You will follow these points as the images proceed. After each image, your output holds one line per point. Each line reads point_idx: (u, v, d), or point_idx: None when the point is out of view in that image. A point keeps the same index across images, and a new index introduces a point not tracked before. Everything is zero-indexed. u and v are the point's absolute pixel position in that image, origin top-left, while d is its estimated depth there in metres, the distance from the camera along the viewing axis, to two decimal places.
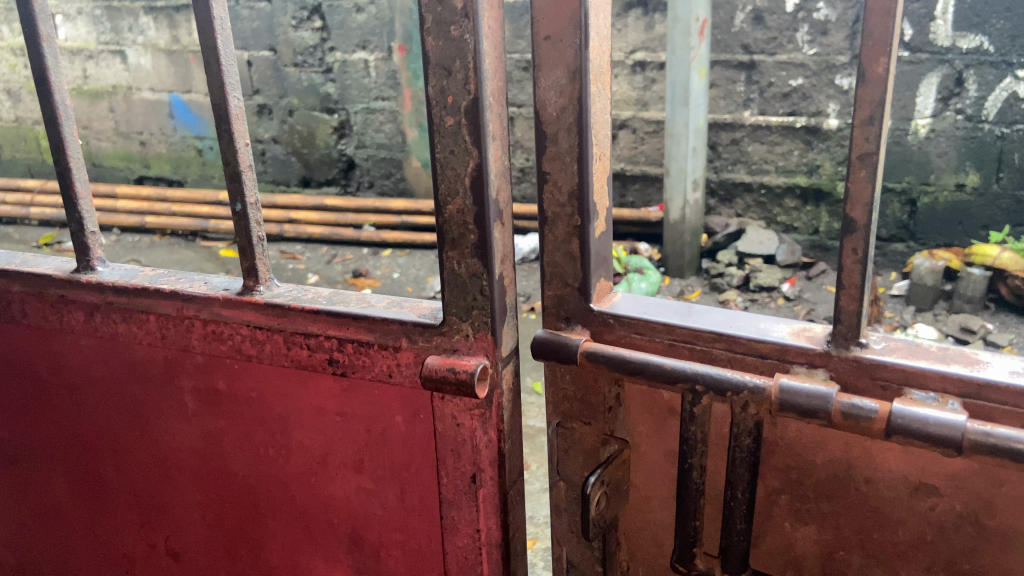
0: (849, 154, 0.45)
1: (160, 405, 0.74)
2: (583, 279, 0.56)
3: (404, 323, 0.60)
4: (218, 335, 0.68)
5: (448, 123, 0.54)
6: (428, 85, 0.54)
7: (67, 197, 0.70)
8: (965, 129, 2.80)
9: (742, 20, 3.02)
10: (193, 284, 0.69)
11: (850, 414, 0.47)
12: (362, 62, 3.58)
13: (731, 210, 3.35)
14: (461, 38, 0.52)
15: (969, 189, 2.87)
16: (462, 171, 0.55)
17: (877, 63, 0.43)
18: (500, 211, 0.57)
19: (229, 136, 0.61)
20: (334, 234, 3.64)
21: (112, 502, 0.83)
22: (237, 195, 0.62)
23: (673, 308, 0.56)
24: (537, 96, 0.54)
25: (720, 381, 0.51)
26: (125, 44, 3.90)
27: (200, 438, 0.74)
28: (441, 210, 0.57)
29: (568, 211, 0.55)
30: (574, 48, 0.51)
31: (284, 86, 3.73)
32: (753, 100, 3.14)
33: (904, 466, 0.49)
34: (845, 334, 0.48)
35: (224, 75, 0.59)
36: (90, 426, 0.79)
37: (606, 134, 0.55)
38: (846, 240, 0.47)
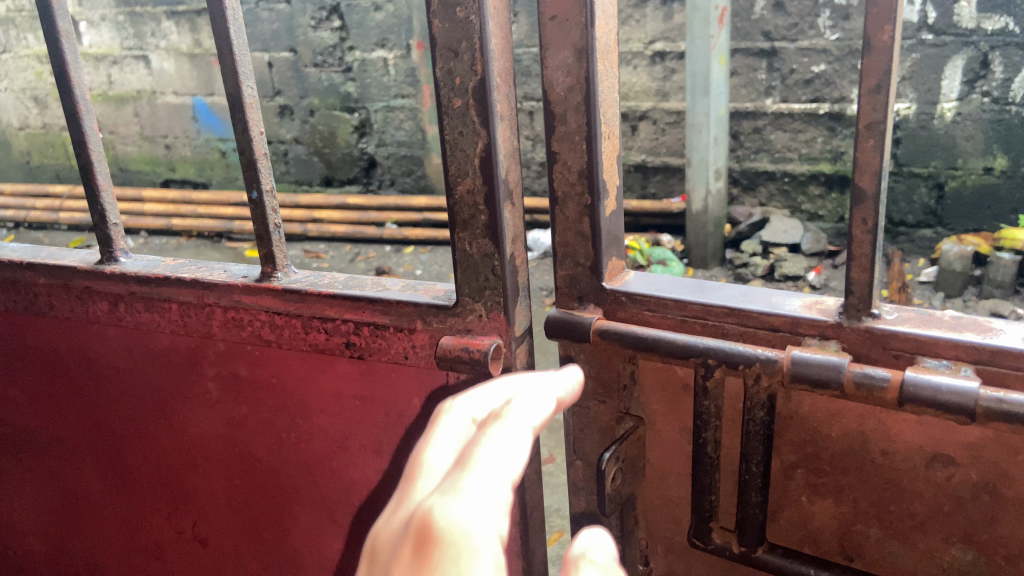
0: (856, 125, 0.45)
1: (185, 392, 0.76)
2: (595, 258, 0.56)
3: (418, 305, 0.61)
4: (238, 322, 0.69)
5: (456, 105, 0.55)
6: (435, 67, 0.55)
7: (89, 191, 0.71)
8: (992, 111, 2.76)
9: (762, 7, 3.02)
10: (213, 272, 0.70)
11: (861, 383, 0.46)
12: (381, 60, 3.61)
13: (755, 199, 3.35)
14: (467, 19, 0.52)
15: (998, 172, 2.82)
16: (471, 151, 0.55)
17: (882, 30, 0.43)
18: (510, 191, 0.57)
19: (243, 125, 0.62)
20: (356, 232, 3.67)
21: (139, 488, 0.85)
22: (253, 183, 0.63)
23: (684, 285, 0.56)
24: (546, 77, 0.54)
25: (732, 354, 0.51)
26: (148, 49, 3.96)
27: (224, 425, 0.75)
28: (451, 191, 0.57)
29: (577, 190, 0.55)
30: (580, 27, 0.52)
31: (304, 86, 3.77)
32: (774, 88, 3.13)
33: (919, 437, 0.49)
34: (857, 305, 0.48)
35: (237, 65, 0.60)
36: (116, 415, 0.81)
37: (614, 113, 0.55)
38: (856, 209, 0.47)
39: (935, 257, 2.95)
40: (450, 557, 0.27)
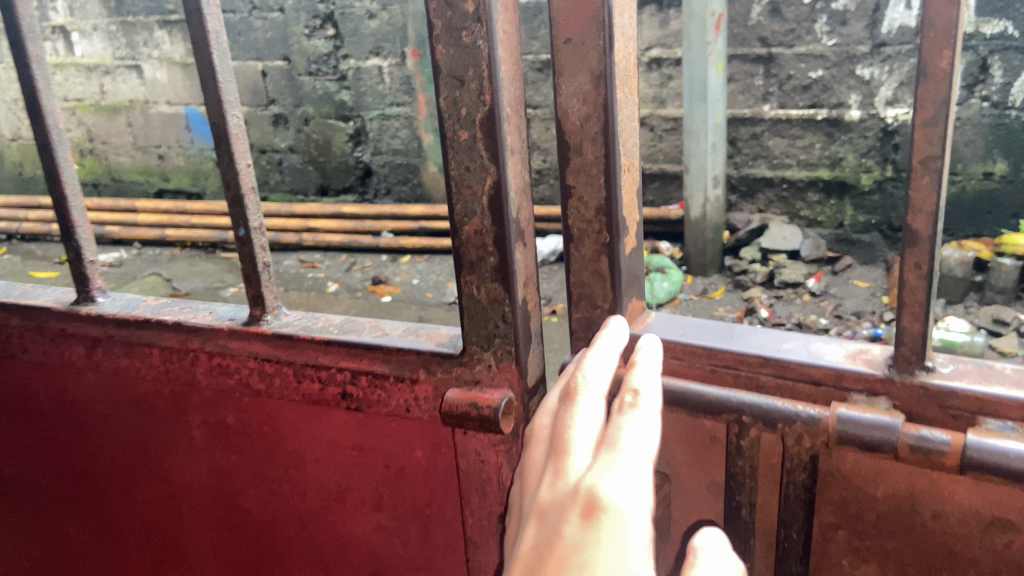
0: (911, 160, 0.46)
1: (170, 439, 0.72)
2: (613, 297, 0.59)
3: (421, 353, 0.58)
4: (225, 369, 0.65)
5: (462, 137, 0.52)
6: (439, 96, 0.52)
7: (65, 226, 0.68)
8: (992, 116, 2.74)
9: (759, 13, 3.02)
10: (196, 314, 0.67)
11: (917, 447, 0.47)
12: (375, 68, 3.57)
13: (753, 207, 3.37)
14: (474, 44, 0.50)
15: (998, 177, 2.79)
16: (479, 189, 0.53)
17: (940, 57, 0.43)
18: (520, 230, 0.55)
19: (230, 157, 0.60)
20: (353, 241, 3.64)
21: (123, 539, 0.81)
22: (240, 220, 0.61)
23: (714, 332, 0.58)
24: (560, 104, 0.56)
25: (770, 411, 0.51)
26: (140, 59, 3.92)
27: (212, 474, 0.71)
28: (458, 231, 0.55)
29: (595, 228, 0.57)
30: (597, 51, 0.53)
31: (298, 95, 3.73)
32: (772, 93, 3.14)
33: (975, 500, 0.49)
34: (909, 358, 0.50)
35: (222, 94, 0.58)
36: (97, 462, 0.77)
37: (632, 143, 0.59)
38: (908, 251, 0.48)
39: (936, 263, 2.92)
40: (614, 516, 0.38)
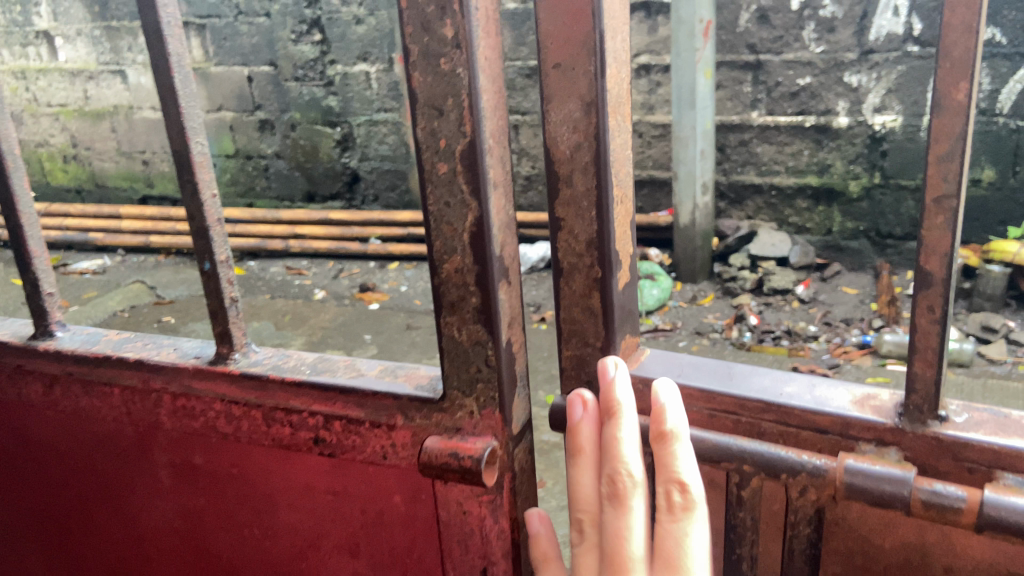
0: (928, 201, 0.57)
1: (141, 479, 0.89)
2: (607, 331, 0.71)
3: (399, 397, 0.72)
4: (186, 412, 0.82)
5: (442, 168, 0.64)
6: (419, 126, 0.64)
7: (22, 257, 0.85)
8: (980, 122, 3.32)
9: (747, 20, 3.55)
10: (159, 352, 0.83)
11: (931, 501, 0.58)
12: (363, 74, 4.54)
13: (741, 212, 3.94)
14: (454, 70, 0.61)
15: (985, 183, 3.38)
16: (460, 225, 0.65)
17: (957, 90, 0.53)
18: (504, 269, 0.67)
19: (193, 184, 0.75)
20: (338, 247, 4.72)
21: (99, 563, 0.99)
22: (206, 255, 0.76)
23: (720, 376, 0.71)
24: (551, 132, 0.67)
25: (775, 462, 0.64)
26: (124, 64, 4.39)
27: (177, 509, 0.89)
28: (439, 268, 0.67)
29: (586, 260, 0.69)
30: (588, 77, 0.64)
31: (286, 101, 4.75)
32: (760, 100, 3.68)
33: (988, 553, 0.62)
34: (922, 415, 0.61)
35: (184, 119, 0.73)
36: (75, 493, 0.95)
37: (626, 173, 0.70)
38: (923, 294, 0.59)
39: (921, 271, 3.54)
40: None
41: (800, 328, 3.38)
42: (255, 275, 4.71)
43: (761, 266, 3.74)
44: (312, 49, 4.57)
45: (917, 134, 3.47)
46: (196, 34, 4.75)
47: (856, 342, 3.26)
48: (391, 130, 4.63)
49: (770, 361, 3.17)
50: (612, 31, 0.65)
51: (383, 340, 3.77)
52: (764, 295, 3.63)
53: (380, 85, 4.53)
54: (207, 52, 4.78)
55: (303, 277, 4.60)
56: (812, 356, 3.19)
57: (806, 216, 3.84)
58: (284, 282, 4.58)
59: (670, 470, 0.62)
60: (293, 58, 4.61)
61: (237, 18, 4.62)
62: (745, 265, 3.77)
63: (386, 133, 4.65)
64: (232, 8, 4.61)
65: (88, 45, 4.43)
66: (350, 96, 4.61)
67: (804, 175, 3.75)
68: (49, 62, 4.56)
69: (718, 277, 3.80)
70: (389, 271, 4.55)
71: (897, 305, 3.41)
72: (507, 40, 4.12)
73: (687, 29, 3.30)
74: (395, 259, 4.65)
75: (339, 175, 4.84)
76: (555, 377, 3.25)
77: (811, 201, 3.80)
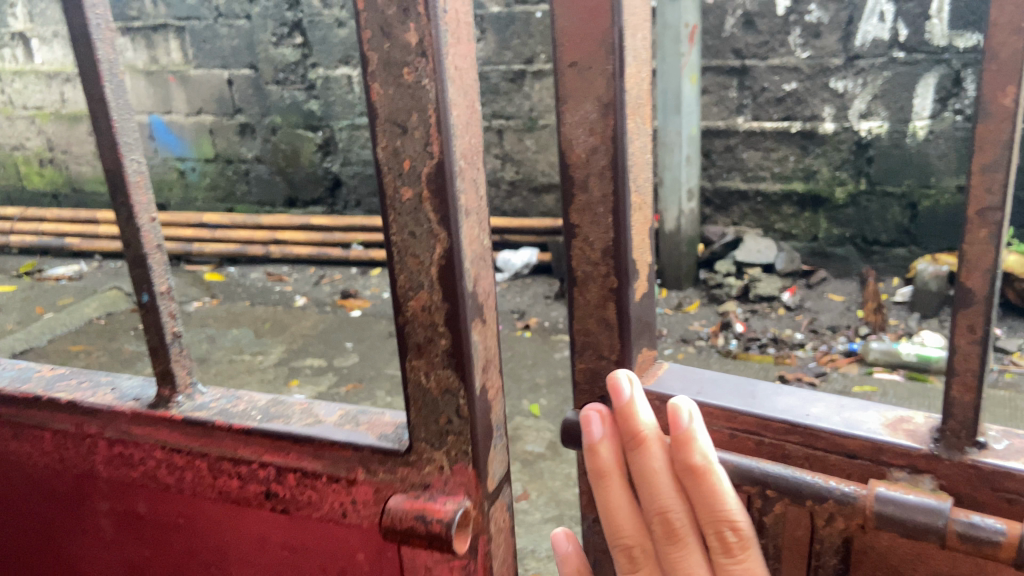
0: (970, 211, 0.62)
1: (83, 521, 0.96)
2: (623, 343, 0.80)
3: (361, 448, 0.76)
4: (122, 457, 0.88)
5: (407, 195, 0.66)
6: (381, 144, 0.65)
7: None
8: (964, 128, 3.34)
9: (733, 25, 3.54)
10: (95, 393, 0.90)
11: (966, 532, 0.63)
12: (344, 77, 4.47)
13: (727, 219, 3.94)
14: (418, 81, 0.62)
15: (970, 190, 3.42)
16: (427, 258, 0.67)
17: (1003, 95, 0.58)
18: (474, 306, 0.69)
19: (127, 204, 0.80)
20: (322, 253, 4.68)
21: None
22: (146, 287, 0.82)
23: (745, 398, 0.79)
24: (568, 135, 0.74)
25: (801, 486, 0.69)
26: None
27: (119, 553, 0.95)
28: (406, 305, 0.69)
29: (602, 269, 0.77)
30: (606, 76, 0.71)
31: (267, 104, 4.69)
32: (746, 105, 3.67)
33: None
34: (956, 442, 0.67)
35: (117, 141, 0.78)
36: (19, 530, 1.02)
37: (641, 180, 0.78)
38: (962, 313, 0.64)
39: (908, 278, 3.61)
40: None
41: (786, 335, 3.37)
42: (235, 281, 4.66)
43: (747, 273, 3.72)
44: (294, 52, 4.51)
45: (903, 140, 3.45)
46: (175, 36, 4.69)
47: (843, 349, 3.24)
48: None
49: (756, 369, 3.15)
50: (634, 28, 0.72)
51: (365, 348, 3.71)
52: (750, 303, 3.64)
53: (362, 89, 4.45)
54: (187, 55, 4.73)
55: (284, 283, 4.56)
56: (798, 364, 3.17)
57: (792, 222, 3.82)
58: (265, 288, 4.53)
59: (719, 502, 0.71)
60: (274, 60, 4.55)
61: (217, 20, 4.58)
62: (731, 271, 3.75)
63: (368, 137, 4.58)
64: (212, 10, 4.57)
65: (65, 47, 4.36)
66: (332, 100, 4.55)
67: (790, 181, 3.73)
68: (23, 63, 4.48)
69: (704, 284, 3.79)
70: (372, 277, 4.52)
71: (884, 313, 3.39)
72: (490, 44, 4.09)
73: (673, 34, 3.29)
74: (377, 265, 4.63)
75: (321, 180, 4.78)
76: (542, 386, 3.20)
77: (798, 207, 3.77)
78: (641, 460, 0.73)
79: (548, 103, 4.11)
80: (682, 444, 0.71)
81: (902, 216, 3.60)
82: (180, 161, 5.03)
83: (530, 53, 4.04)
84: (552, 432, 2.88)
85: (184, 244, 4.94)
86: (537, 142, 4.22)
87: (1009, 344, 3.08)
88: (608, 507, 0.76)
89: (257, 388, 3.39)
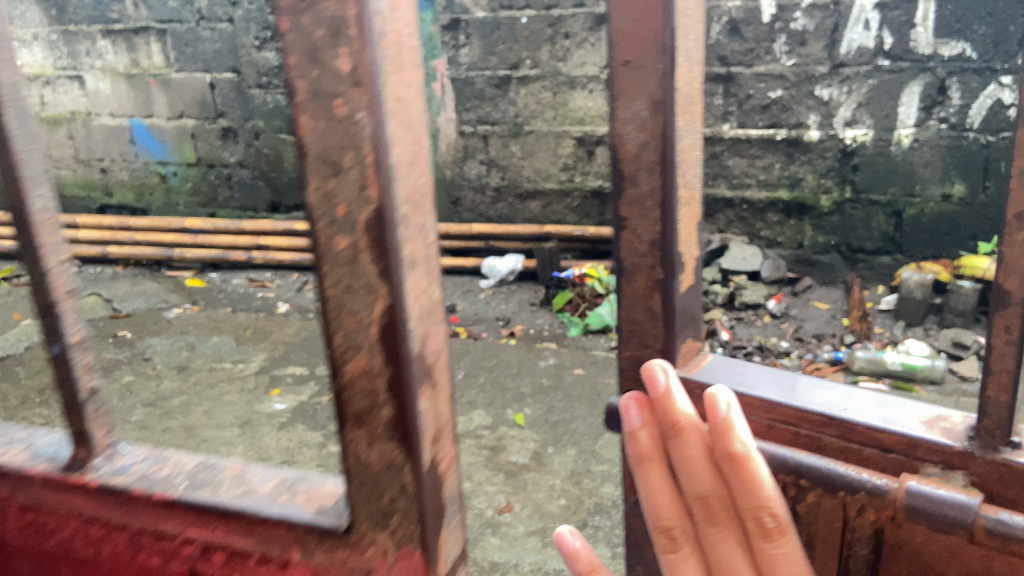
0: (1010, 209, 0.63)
1: None
2: (665, 329, 0.83)
3: (294, 522, 0.73)
4: (43, 520, 0.85)
5: (342, 246, 0.60)
6: (313, 187, 0.59)
7: None
8: (950, 137, 3.34)
9: (719, 32, 3.53)
10: (11, 450, 0.86)
11: (993, 528, 0.64)
12: None
13: (713, 226, 3.91)
14: (354, 117, 0.55)
15: (955, 199, 3.43)
16: (366, 316, 0.62)
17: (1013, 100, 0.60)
18: (421, 369, 0.65)
19: (35, 238, 0.76)
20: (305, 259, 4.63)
21: None
22: (56, 341, 0.79)
23: (785, 390, 0.81)
24: (621, 132, 0.77)
25: (834, 475, 0.72)
26: None
27: None
28: (343, 369, 0.64)
29: (647, 261, 0.81)
30: (656, 75, 0.73)
31: (249, 109, 4.63)
32: (731, 112, 3.65)
33: None
34: (987, 442, 0.69)
35: (23, 182, 0.74)
36: None
37: (690, 177, 0.81)
38: (1000, 313, 0.67)
39: (893, 285, 3.61)
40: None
41: (772, 343, 3.35)
42: (216, 287, 4.59)
43: (733, 280, 3.72)
44: (276, 55, 4.46)
45: (887, 149, 3.45)
46: (157, 39, 4.63)
47: (828, 359, 3.23)
48: None
49: None
50: (687, 29, 0.74)
51: None
52: (736, 310, 3.62)
53: None
54: (169, 57, 4.67)
55: (266, 289, 4.50)
56: None
57: (777, 230, 3.80)
58: (246, 294, 4.47)
59: (758, 489, 0.70)
60: (257, 64, 4.50)
61: (199, 23, 4.53)
62: (717, 279, 3.75)
63: None
64: (194, 13, 4.52)
65: None
66: None
67: (775, 188, 3.71)
68: None
69: None
70: None
71: (869, 321, 3.37)
72: (475, 49, 4.06)
73: None
74: None
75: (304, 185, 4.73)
76: (526, 396, 3.16)
77: (783, 215, 3.75)
78: (680, 449, 0.72)
79: (534, 109, 4.08)
80: (721, 434, 0.69)
81: (887, 224, 3.59)
82: (161, 165, 4.95)
83: (516, 58, 4.01)
84: (537, 443, 2.83)
85: (164, 249, 4.86)
86: (522, 148, 4.19)
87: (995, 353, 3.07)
88: (649, 493, 0.75)
89: (236, 397, 3.32)
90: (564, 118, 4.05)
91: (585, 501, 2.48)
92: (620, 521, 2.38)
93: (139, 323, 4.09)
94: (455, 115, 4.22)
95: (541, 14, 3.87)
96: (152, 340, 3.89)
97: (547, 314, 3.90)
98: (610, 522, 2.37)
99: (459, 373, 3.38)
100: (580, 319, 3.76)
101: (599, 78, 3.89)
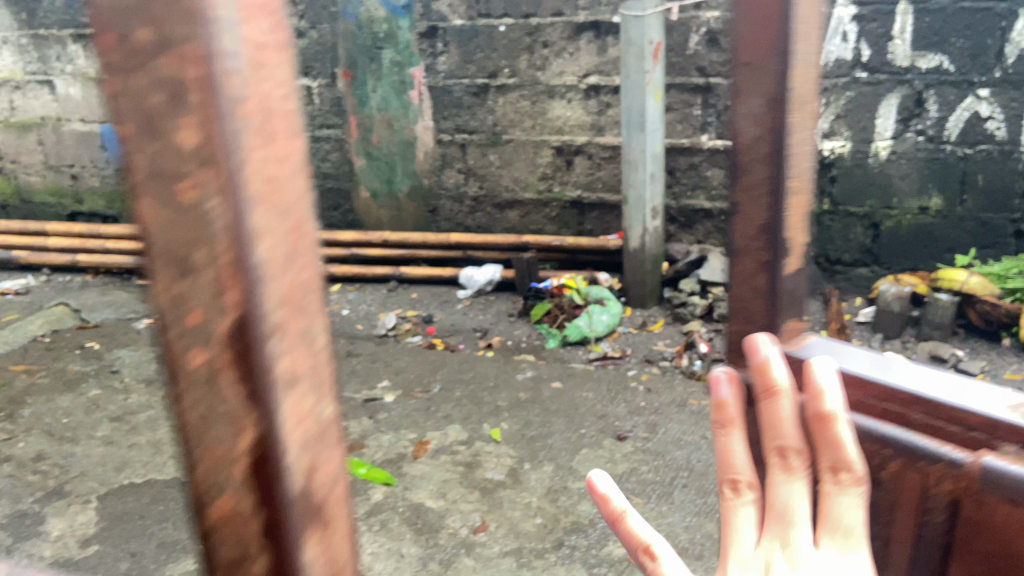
0: None
1: None
2: (768, 315, 0.81)
3: None
4: None
5: (196, 365, 0.49)
6: (157, 292, 0.48)
7: None
8: (927, 149, 3.34)
9: (697, 42, 3.51)
10: None
11: None
12: (304, 88, 4.35)
13: (692, 236, 3.89)
14: (204, 207, 0.46)
15: (933, 211, 3.43)
16: (231, 447, 0.51)
17: None
18: (304, 506, 0.54)
19: None
20: None
21: None
22: None
23: (871, 366, 0.82)
24: (737, 120, 0.76)
25: (922, 452, 0.74)
26: None
27: None
28: (204, 516, 0.52)
29: (755, 245, 0.79)
30: (777, 73, 0.72)
31: None
32: (710, 123, 3.63)
33: None
34: None
35: None
36: None
37: (804, 169, 0.78)
38: None
39: (871, 297, 3.59)
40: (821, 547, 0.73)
41: None
42: None
43: (712, 291, 3.68)
44: None
45: (865, 160, 3.45)
46: None
47: None
48: (334, 147, 4.41)
49: None
50: (805, 33, 0.73)
51: None
52: (714, 322, 3.59)
53: (322, 101, 4.32)
54: None
55: None
56: None
57: None
58: None
59: (841, 452, 0.71)
60: None
61: None
62: (695, 290, 3.70)
63: (329, 150, 4.43)
64: None
65: None
66: None
67: None
68: None
69: (669, 303, 3.74)
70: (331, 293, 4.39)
71: (847, 333, 3.35)
72: (453, 57, 4.01)
73: (636, 51, 3.25)
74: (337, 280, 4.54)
75: None
76: (503, 410, 3.10)
77: None
78: (770, 410, 0.73)
79: (513, 117, 4.04)
80: (813, 395, 0.72)
81: (864, 236, 3.58)
82: None
83: (494, 67, 3.97)
84: (513, 459, 2.76)
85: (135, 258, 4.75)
86: (500, 157, 4.14)
87: (971, 365, 3.05)
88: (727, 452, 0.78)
89: None
90: (543, 127, 4.01)
91: (562, 520, 2.41)
92: (596, 541, 2.31)
93: (107, 334, 3.99)
94: (433, 123, 4.18)
95: (519, 23, 3.83)
96: (121, 352, 3.79)
97: (525, 325, 3.83)
98: (587, 542, 2.31)
99: (435, 387, 3.32)
100: (558, 330, 3.69)
101: (577, 87, 3.85)
